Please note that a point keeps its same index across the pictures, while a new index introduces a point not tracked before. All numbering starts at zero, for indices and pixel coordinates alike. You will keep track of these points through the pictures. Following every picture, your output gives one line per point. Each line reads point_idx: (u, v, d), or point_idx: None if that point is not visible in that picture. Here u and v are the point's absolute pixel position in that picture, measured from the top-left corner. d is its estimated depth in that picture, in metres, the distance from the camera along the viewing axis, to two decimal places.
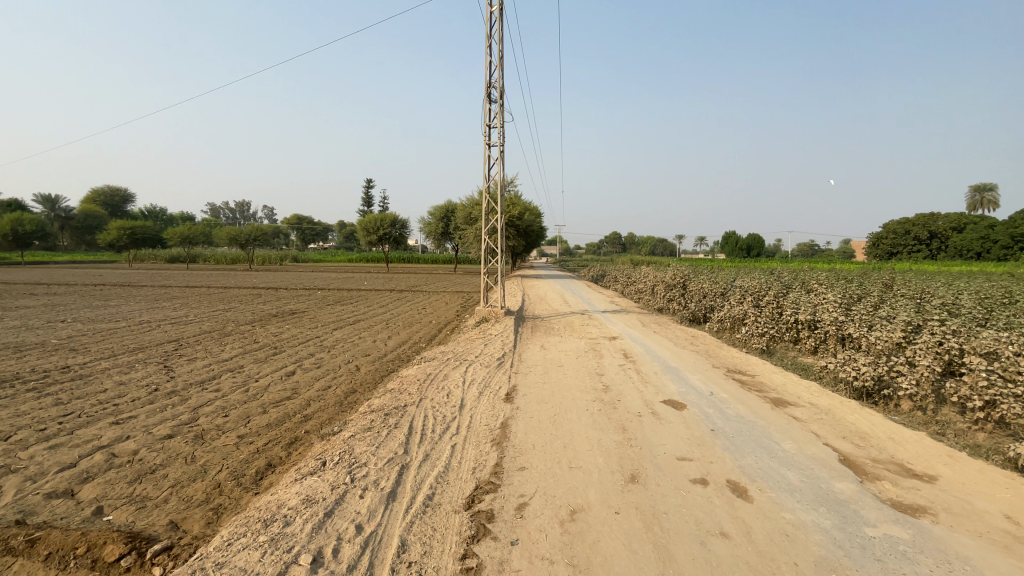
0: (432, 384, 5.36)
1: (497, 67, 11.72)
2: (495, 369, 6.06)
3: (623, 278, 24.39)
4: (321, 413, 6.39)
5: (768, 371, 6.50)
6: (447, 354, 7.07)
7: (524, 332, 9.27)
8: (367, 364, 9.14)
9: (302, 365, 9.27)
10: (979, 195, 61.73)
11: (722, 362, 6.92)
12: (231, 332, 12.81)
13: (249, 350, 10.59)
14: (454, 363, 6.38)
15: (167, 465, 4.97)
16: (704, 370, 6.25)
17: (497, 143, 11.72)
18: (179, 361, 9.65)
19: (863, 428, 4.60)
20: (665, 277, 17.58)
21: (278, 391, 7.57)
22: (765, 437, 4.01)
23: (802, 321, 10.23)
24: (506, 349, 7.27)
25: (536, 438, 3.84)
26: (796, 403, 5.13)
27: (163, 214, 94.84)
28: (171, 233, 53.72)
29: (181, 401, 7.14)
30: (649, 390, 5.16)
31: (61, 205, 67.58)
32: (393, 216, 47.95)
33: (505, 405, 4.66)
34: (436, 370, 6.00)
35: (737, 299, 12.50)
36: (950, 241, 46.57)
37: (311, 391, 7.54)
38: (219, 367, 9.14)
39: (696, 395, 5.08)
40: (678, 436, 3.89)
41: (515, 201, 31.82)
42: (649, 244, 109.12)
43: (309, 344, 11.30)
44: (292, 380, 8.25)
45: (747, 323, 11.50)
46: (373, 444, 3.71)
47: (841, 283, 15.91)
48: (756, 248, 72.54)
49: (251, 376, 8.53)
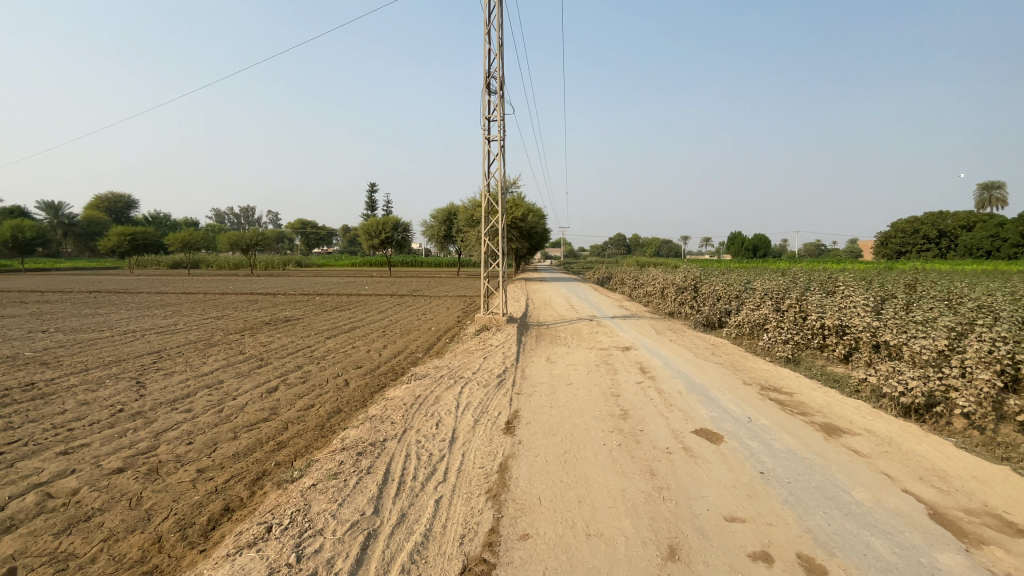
0: (420, 409, 4.57)
1: (497, 55, 10.92)
2: (495, 388, 5.28)
3: (630, 281, 23.56)
4: (297, 440, 5.63)
5: (808, 389, 5.66)
6: (442, 369, 6.28)
7: (528, 342, 8.46)
8: (357, 378, 8.37)
9: (287, 379, 8.51)
10: (987, 194, 60.66)
11: (752, 377, 6.11)
12: (217, 343, 12.08)
13: (232, 363, 9.86)
14: (448, 380, 5.59)
15: (106, 512, 4.22)
16: (734, 388, 5.43)
17: (498, 138, 10.96)
18: (154, 376, 8.89)
19: (940, 465, 3.79)
20: (676, 278, 16.73)
21: (254, 412, 6.79)
22: (829, 483, 3.21)
23: (830, 327, 9.37)
24: (507, 363, 6.48)
25: (543, 488, 3.05)
26: (851, 432, 4.31)
27: (167, 220, 94.93)
28: (173, 239, 53.08)
29: (144, 425, 6.42)
30: (676, 417, 4.35)
31: (65, 212, 67.45)
32: (394, 219, 47.36)
33: (505, 439, 3.86)
34: (427, 389, 5.22)
35: (756, 302, 11.62)
36: (959, 240, 45.60)
37: (291, 411, 6.76)
38: (196, 384, 8.38)
39: (732, 422, 4.28)
40: (721, 485, 3.10)
41: (518, 202, 31.13)
42: (654, 245, 108.18)
43: (298, 355, 10.54)
44: (273, 397, 7.50)
45: (769, 328, 10.62)
46: (335, 500, 2.94)
47: (862, 283, 15.01)
48: (764, 249, 71.52)
49: (229, 393, 7.76)
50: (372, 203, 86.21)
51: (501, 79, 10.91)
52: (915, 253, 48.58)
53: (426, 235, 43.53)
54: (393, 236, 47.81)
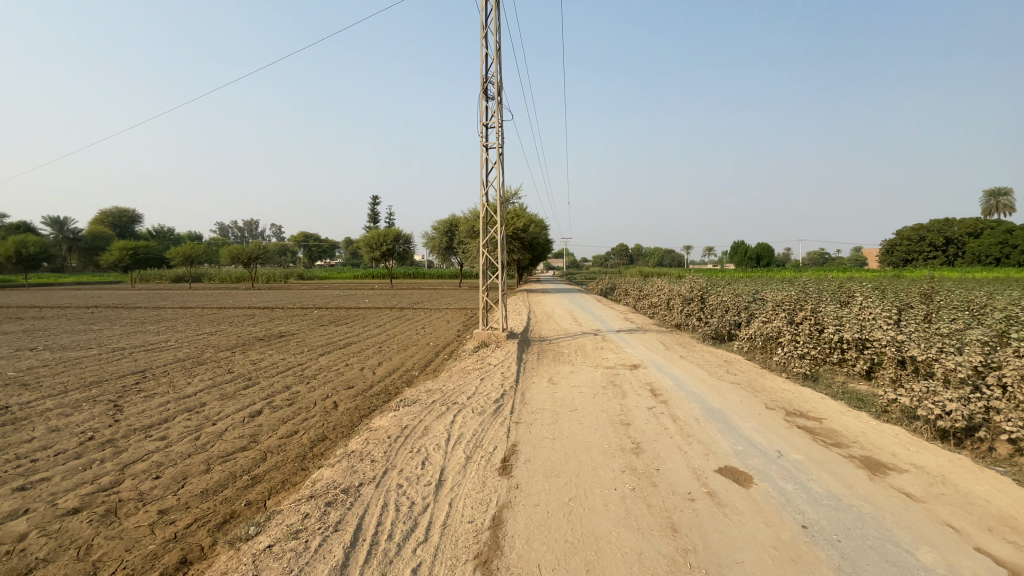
0: (405, 443, 4.05)
1: (495, 60, 10.46)
2: (491, 416, 4.74)
3: (635, 291, 23.05)
4: (273, 474, 5.10)
5: (838, 415, 5.12)
6: (434, 392, 5.74)
7: (530, 360, 7.95)
8: (347, 401, 7.84)
9: (272, 401, 8.00)
10: (995, 200, 60.00)
11: (774, 399, 5.57)
12: (206, 361, 11.58)
13: (218, 383, 9.35)
14: (439, 407, 5.06)
15: (49, 563, 3.70)
16: (757, 414, 4.88)
17: (496, 145, 10.48)
18: (133, 399, 8.38)
19: (1006, 509, 3.26)
20: (681, 289, 16.19)
21: (232, 440, 6.27)
22: (887, 541, 2.68)
23: (850, 340, 8.79)
24: (505, 385, 5.94)
25: (544, 552, 2.52)
26: (897, 471, 3.77)
27: (171, 234, 95.26)
28: (175, 253, 52.79)
29: (112, 456, 5.93)
30: (696, 451, 3.83)
31: (71, 227, 67.75)
32: (396, 231, 47.10)
33: (500, 483, 3.33)
34: (416, 418, 4.69)
35: (768, 314, 11.05)
36: (967, 247, 44.92)
37: (272, 439, 6.23)
38: (176, 407, 7.86)
39: (760, 459, 3.74)
40: (759, 547, 2.56)
41: (520, 213, 30.78)
42: (655, 255, 107.85)
43: (288, 374, 10.01)
44: (255, 422, 7.00)
45: (783, 343, 10.05)
46: (292, 570, 2.42)
47: (876, 292, 14.46)
48: (768, 258, 71.03)
49: (209, 418, 7.23)
50: (375, 216, 86.33)
51: (500, 84, 10.49)
52: (921, 261, 47.84)
53: (427, 246, 43.17)
54: (394, 248, 47.49)
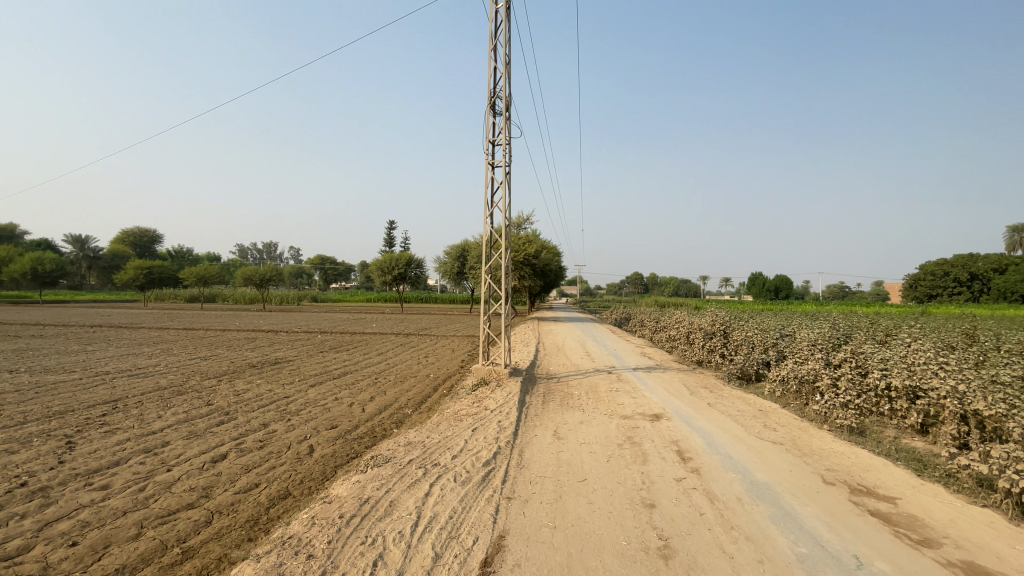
0: (360, 531, 3.09)
1: (503, 73, 9.73)
2: (479, 486, 3.78)
3: (650, 323, 22.05)
4: (210, 548, 4.14)
5: (916, 495, 4.05)
6: (415, 446, 4.78)
7: (534, 404, 6.96)
8: (324, 445, 6.88)
9: (242, 443, 7.08)
10: (1019, 235, 58.07)
11: (831, 471, 4.48)
12: (186, 391, 10.70)
13: (189, 418, 8.46)
14: (415, 470, 4.09)
15: None
16: (815, 495, 3.82)
17: (502, 163, 9.65)
18: (91, 435, 7.50)
19: None
20: (702, 322, 15.09)
21: (179, 494, 5.34)
22: None
23: (900, 388, 7.66)
24: (502, 440, 4.98)
25: None
26: None
27: (189, 254, 96.24)
28: (187, 272, 52.53)
29: (36, 510, 4.95)
30: (746, 560, 2.82)
31: (92, 245, 68.28)
32: (407, 255, 46.56)
33: None
34: (382, 487, 3.73)
35: (802, 354, 9.93)
36: (994, 283, 43.03)
37: (225, 495, 5.29)
38: (133, 447, 6.95)
39: (837, 573, 2.73)
40: None
41: (531, 238, 30.03)
42: (670, 284, 106.49)
43: (269, 408, 9.10)
44: (215, 469, 6.08)
45: (822, 388, 8.88)
46: None
47: (919, 331, 13.22)
48: (785, 291, 69.30)
49: (165, 462, 6.34)
50: (390, 241, 86.87)
51: (508, 99, 9.73)
52: (945, 297, 45.98)
53: (439, 271, 42.76)
54: (406, 273, 46.92)
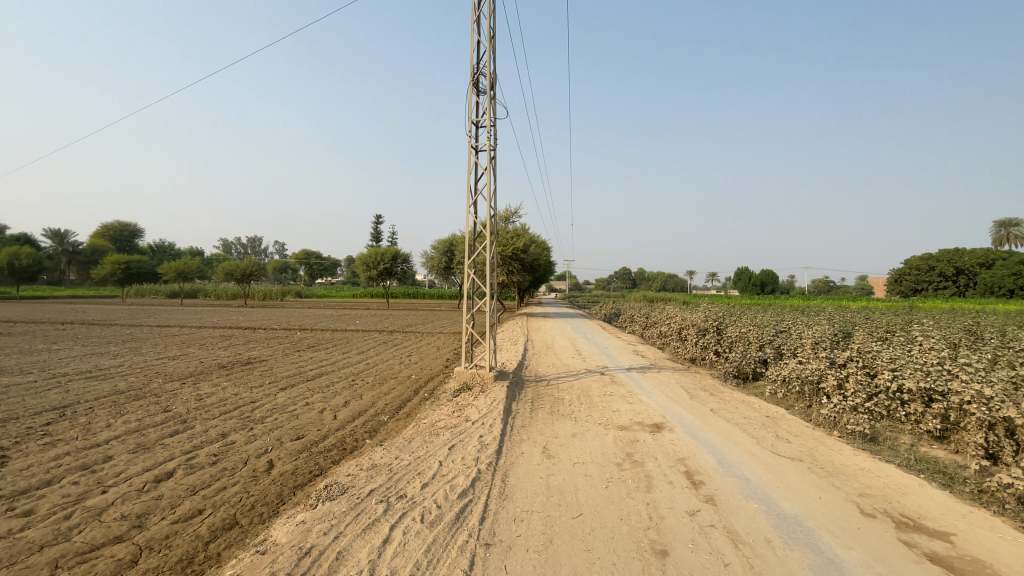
0: None
1: (488, 48, 8.98)
2: (451, 530, 3.07)
3: (641, 318, 21.47)
4: None
5: (968, 527, 3.43)
6: (380, 471, 4.06)
7: (520, 414, 6.28)
8: (286, 460, 6.13)
9: (194, 457, 6.31)
10: (1005, 231, 58.35)
11: (866, 498, 3.83)
12: (146, 395, 9.85)
13: (142, 427, 7.66)
14: (377, 505, 3.37)
15: None
16: (857, 534, 3.17)
17: (487, 147, 8.88)
18: (27, 448, 6.66)
19: None
20: (696, 318, 14.46)
21: (109, 524, 4.57)
22: None
23: (916, 392, 7.05)
24: (483, 461, 4.29)
25: None
26: None
27: (172, 250, 94.20)
28: (166, 269, 50.82)
29: None
30: None
31: (71, 240, 66.18)
32: (394, 249, 45.57)
33: None
34: (334, 531, 3.01)
35: (804, 352, 9.33)
36: (979, 277, 43.15)
37: (161, 526, 4.53)
38: (72, 463, 6.17)
39: None
40: None
41: (520, 233, 29.35)
42: (657, 279, 106.65)
43: (231, 415, 8.32)
44: (156, 491, 5.30)
45: (828, 390, 8.27)
46: None
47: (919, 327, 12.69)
48: (773, 286, 69.40)
49: (102, 482, 5.56)
50: (378, 235, 85.78)
51: (492, 76, 8.98)
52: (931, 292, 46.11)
53: (427, 266, 41.82)
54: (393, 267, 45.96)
